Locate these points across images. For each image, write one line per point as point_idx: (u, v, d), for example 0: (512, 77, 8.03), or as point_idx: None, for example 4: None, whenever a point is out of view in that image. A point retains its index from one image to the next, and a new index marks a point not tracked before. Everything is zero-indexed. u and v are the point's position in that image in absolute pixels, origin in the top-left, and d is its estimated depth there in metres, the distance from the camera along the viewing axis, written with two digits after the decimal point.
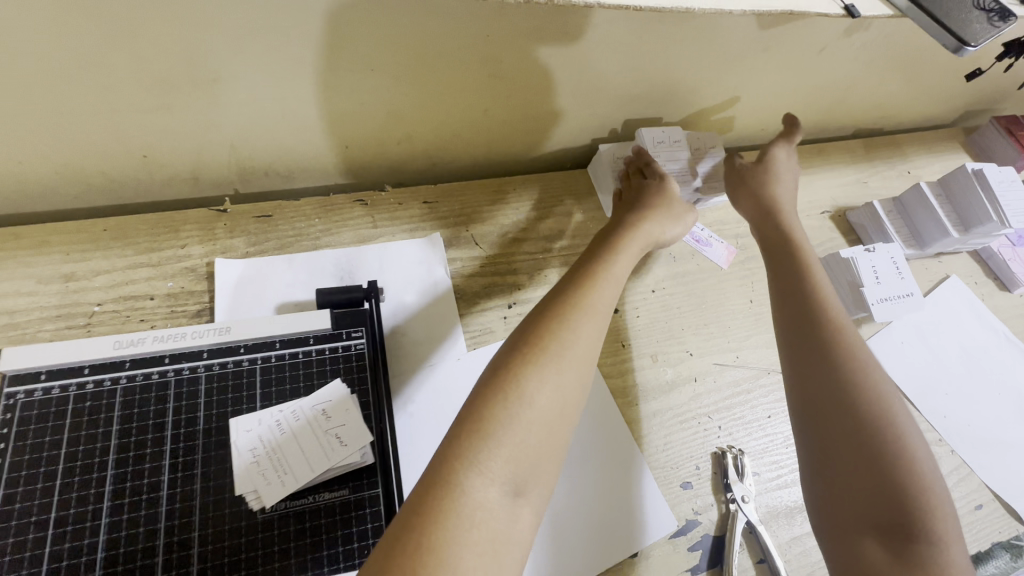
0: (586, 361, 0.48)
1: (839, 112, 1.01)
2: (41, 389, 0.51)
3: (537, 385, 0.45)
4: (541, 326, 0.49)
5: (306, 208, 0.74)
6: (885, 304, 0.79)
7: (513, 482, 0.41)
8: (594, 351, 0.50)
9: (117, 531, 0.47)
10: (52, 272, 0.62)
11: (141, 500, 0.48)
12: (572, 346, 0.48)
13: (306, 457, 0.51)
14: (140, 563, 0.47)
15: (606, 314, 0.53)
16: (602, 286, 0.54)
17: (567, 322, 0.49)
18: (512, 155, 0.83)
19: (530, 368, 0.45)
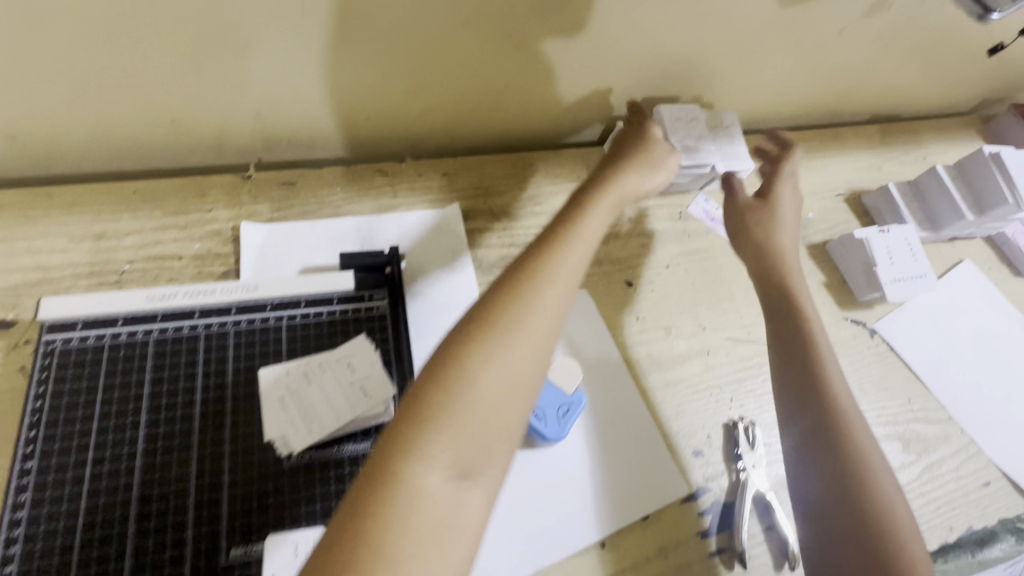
0: (535, 336, 0.47)
1: (856, 97, 1.01)
2: (78, 337, 0.53)
3: (481, 361, 0.45)
4: (499, 305, 0.49)
5: (328, 177, 0.75)
6: (898, 284, 0.81)
7: (458, 465, 0.42)
8: (551, 325, 0.49)
9: (151, 473, 0.49)
10: (84, 231, 0.63)
11: (173, 445, 0.50)
12: (527, 319, 0.48)
13: (331, 407, 0.53)
14: (172, 503, 0.48)
15: (564, 285, 0.51)
16: (559, 257, 0.53)
17: (514, 297, 0.49)
18: (531, 131, 0.84)
19: (482, 349, 0.46)
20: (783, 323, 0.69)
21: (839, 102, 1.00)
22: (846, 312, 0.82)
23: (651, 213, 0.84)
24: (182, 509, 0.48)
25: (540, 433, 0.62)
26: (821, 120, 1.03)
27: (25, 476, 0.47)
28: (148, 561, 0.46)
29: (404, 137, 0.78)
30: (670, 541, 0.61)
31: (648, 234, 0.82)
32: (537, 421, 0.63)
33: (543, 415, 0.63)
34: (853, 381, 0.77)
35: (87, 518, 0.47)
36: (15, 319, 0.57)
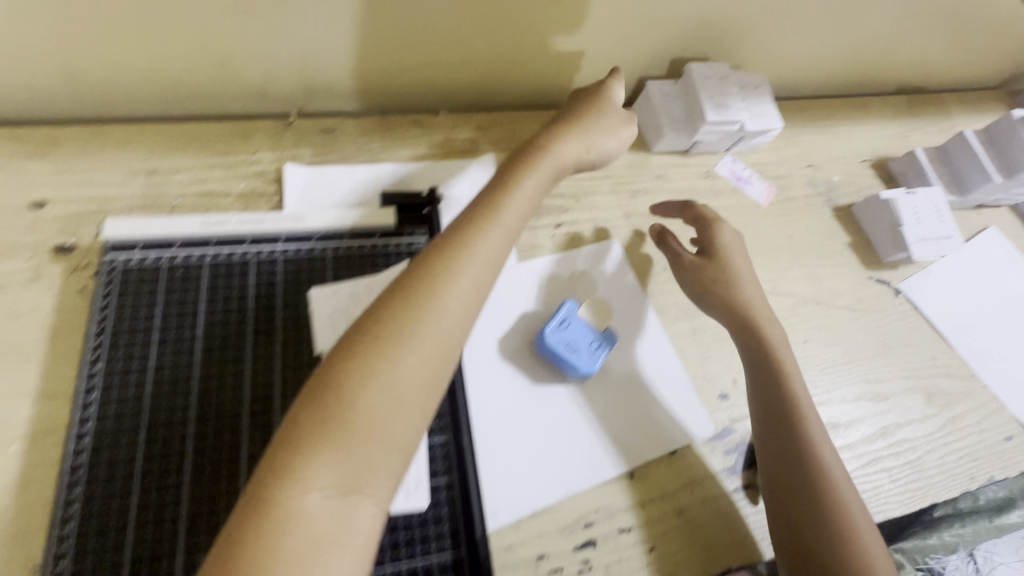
0: (428, 347, 0.45)
1: (885, 67, 1.01)
2: (138, 257, 0.55)
3: (365, 376, 0.43)
4: (402, 310, 0.46)
5: (366, 126, 0.77)
6: (924, 244, 0.82)
7: (338, 486, 0.40)
8: (447, 332, 0.46)
9: (207, 383, 0.52)
10: (137, 167, 0.66)
11: (227, 358, 0.53)
12: (418, 327, 0.45)
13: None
14: (228, 410, 0.51)
15: (462, 291, 0.49)
16: (462, 260, 0.50)
17: (408, 309, 0.46)
18: (562, 90, 0.86)
19: (373, 362, 0.43)
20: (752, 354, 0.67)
21: (868, 70, 1.00)
22: (870, 271, 0.83)
23: (678, 171, 0.85)
24: (238, 416, 0.51)
25: (573, 366, 0.63)
26: (848, 89, 1.04)
27: (93, 379, 0.50)
28: (208, 460, 0.49)
29: (439, 90, 0.80)
30: (698, 475, 0.63)
31: (676, 191, 0.83)
32: (570, 353, 0.63)
33: (576, 348, 0.64)
34: (877, 337, 0.78)
35: (150, 419, 0.49)
36: (75, 245, 0.60)
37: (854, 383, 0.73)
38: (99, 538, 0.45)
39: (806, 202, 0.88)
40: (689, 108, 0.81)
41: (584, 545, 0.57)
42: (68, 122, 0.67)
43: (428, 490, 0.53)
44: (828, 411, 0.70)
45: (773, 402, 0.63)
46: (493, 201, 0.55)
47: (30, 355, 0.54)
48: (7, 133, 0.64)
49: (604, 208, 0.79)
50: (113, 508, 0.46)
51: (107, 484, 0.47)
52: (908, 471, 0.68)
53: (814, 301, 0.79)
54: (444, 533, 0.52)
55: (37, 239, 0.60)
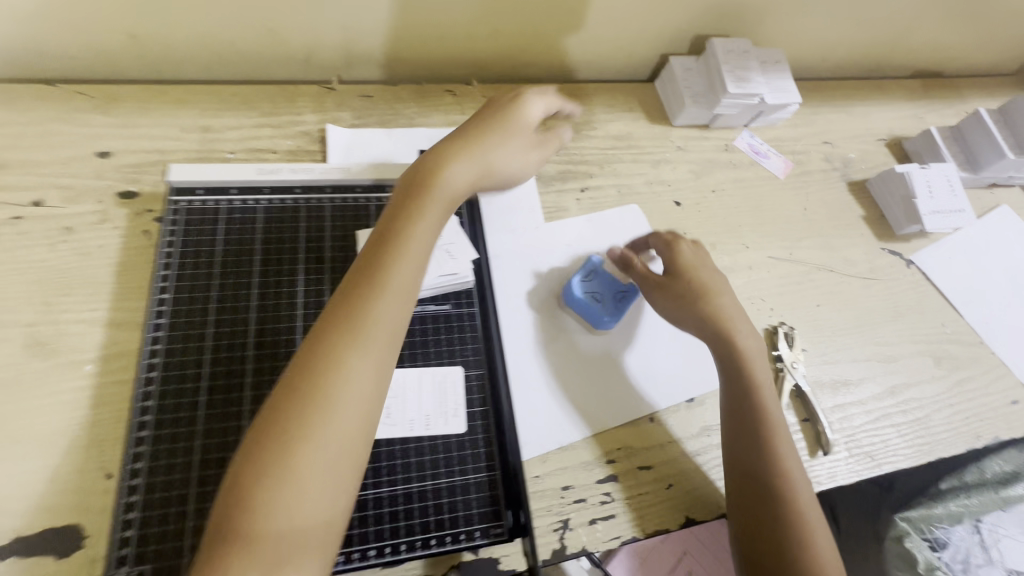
0: (352, 397, 0.43)
1: (903, 49, 1.03)
2: (199, 200, 0.59)
3: (284, 443, 0.40)
4: (291, 375, 0.43)
5: (402, 93, 0.81)
6: (936, 216, 0.84)
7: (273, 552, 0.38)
8: (370, 374, 0.44)
9: (264, 313, 0.56)
10: (192, 123, 0.71)
11: (282, 293, 0.57)
12: (337, 378, 0.43)
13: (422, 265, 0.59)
14: (283, 338, 0.55)
15: (384, 330, 0.46)
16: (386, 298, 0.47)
17: (329, 365, 0.43)
18: (588, 64, 0.89)
19: (287, 426, 0.41)
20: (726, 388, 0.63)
21: (886, 52, 1.03)
22: (883, 243, 0.86)
23: (698, 143, 0.88)
24: (292, 344, 0.55)
25: (598, 317, 0.66)
26: (866, 71, 1.06)
27: (161, 306, 0.54)
28: (266, 381, 0.53)
29: (471, 60, 0.83)
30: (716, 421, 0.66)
31: (695, 162, 0.87)
32: (595, 304, 0.67)
33: (601, 299, 0.67)
34: (889, 304, 0.81)
35: (213, 343, 0.53)
36: (138, 191, 0.65)
37: (865, 345, 0.76)
38: (169, 445, 0.49)
39: (822, 176, 0.91)
40: (711, 82, 0.85)
41: (607, 479, 0.60)
42: (128, 81, 0.72)
43: (464, 416, 0.56)
44: (838, 369, 0.73)
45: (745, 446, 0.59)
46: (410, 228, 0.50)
47: (100, 287, 0.59)
48: (75, 89, 0.69)
49: (627, 176, 0.83)
50: (183, 420, 0.50)
51: (177, 398, 0.51)
52: (915, 427, 0.71)
53: (828, 268, 0.82)
54: (480, 455, 0.55)
55: (104, 185, 0.64)
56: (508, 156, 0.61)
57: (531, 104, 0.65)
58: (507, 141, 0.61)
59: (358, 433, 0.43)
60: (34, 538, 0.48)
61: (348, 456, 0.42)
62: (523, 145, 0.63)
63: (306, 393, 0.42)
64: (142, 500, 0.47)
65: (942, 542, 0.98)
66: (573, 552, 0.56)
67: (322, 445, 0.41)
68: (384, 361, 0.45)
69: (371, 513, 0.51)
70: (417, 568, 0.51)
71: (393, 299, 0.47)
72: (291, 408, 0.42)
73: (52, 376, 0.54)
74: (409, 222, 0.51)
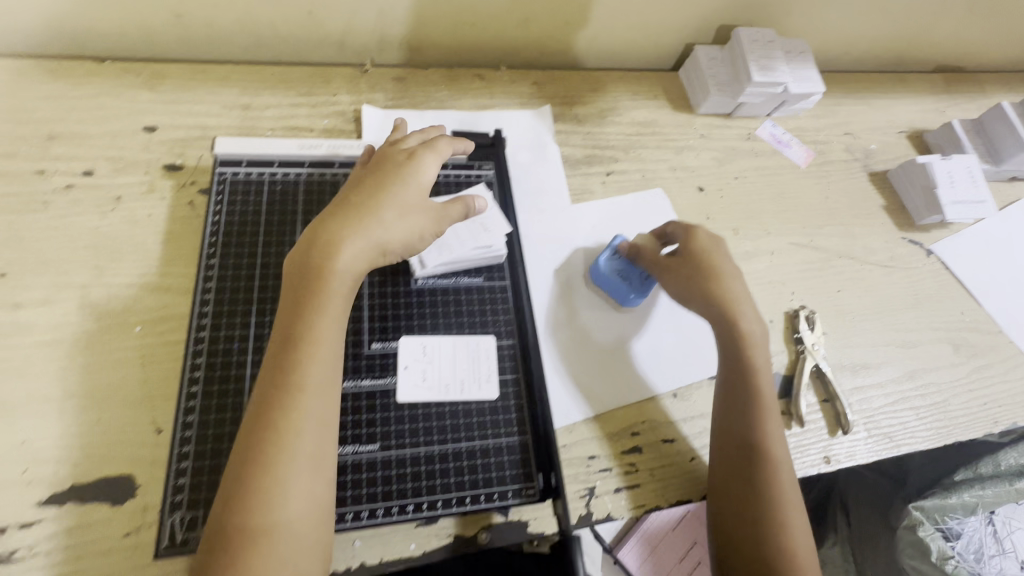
0: (315, 403, 0.46)
1: (926, 43, 1.04)
2: (244, 172, 0.62)
3: (263, 456, 0.43)
4: (253, 402, 0.46)
5: (433, 77, 0.83)
6: (958, 206, 0.84)
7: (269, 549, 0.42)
8: (330, 381, 0.48)
9: None
10: (233, 102, 0.73)
11: None
12: (300, 390, 0.46)
13: (459, 238, 0.61)
14: None
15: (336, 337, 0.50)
16: (335, 305, 0.50)
17: (294, 380, 0.46)
18: (614, 53, 0.91)
19: (262, 440, 0.44)
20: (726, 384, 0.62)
21: (909, 46, 1.03)
22: (904, 232, 0.87)
23: (721, 131, 0.90)
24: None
25: (626, 295, 0.69)
26: (888, 65, 1.07)
27: (210, 271, 0.57)
28: None
29: (500, 47, 0.85)
30: None
31: (718, 149, 0.88)
32: (622, 281, 0.68)
33: (627, 276, 0.69)
34: (908, 291, 0.82)
35: (259, 307, 0.56)
36: (183, 164, 0.67)
37: (885, 331, 0.77)
38: (219, 400, 0.52)
39: (843, 166, 0.92)
40: (736, 71, 0.86)
41: (631, 451, 0.62)
42: (172, 59, 0.75)
43: (497, 382, 0.58)
44: (859, 353, 0.75)
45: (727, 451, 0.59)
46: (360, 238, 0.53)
47: (148, 254, 0.61)
48: (123, 66, 0.72)
49: (651, 162, 0.84)
50: (231, 378, 0.53)
51: (225, 357, 0.53)
52: (933, 411, 0.72)
53: (848, 255, 0.83)
54: (512, 419, 0.57)
55: (150, 157, 0.67)
56: (405, 228, 0.55)
57: (427, 164, 0.59)
58: (402, 209, 0.55)
59: (316, 482, 0.45)
60: (88, 485, 0.50)
61: (312, 503, 0.44)
62: (417, 214, 0.56)
63: (248, 464, 0.43)
64: (195, 449, 0.50)
65: (955, 532, 0.96)
66: (599, 518, 0.58)
67: (281, 504, 0.43)
68: (326, 415, 0.47)
69: (408, 471, 0.53)
70: (450, 527, 0.54)
71: (323, 359, 0.48)
72: (240, 478, 0.43)
73: (104, 335, 0.56)
74: (327, 282, 0.50)
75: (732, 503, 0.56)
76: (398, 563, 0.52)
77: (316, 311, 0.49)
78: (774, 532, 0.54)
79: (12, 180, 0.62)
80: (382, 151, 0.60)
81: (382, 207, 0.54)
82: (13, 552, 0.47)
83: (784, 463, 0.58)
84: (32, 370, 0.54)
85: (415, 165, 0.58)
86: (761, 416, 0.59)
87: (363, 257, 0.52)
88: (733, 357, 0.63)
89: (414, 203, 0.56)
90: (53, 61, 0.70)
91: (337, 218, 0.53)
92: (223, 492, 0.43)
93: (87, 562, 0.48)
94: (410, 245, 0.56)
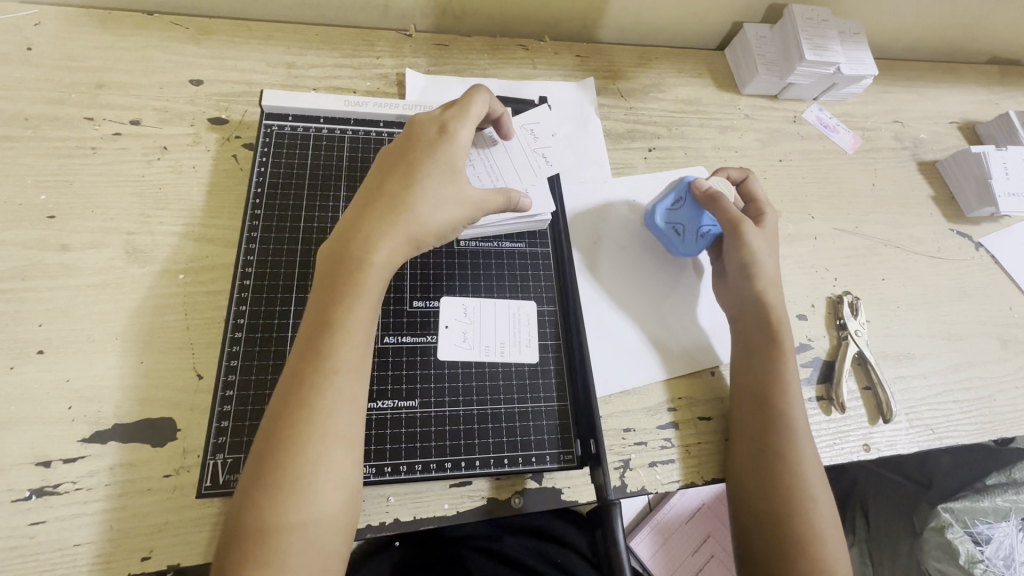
0: (346, 396, 0.44)
1: (988, 34, 0.98)
2: (290, 126, 0.64)
3: (289, 451, 0.42)
4: (279, 391, 0.44)
5: (477, 45, 0.82)
6: (1014, 198, 0.81)
7: (294, 541, 0.40)
8: (359, 374, 0.46)
9: None
10: (278, 60, 0.73)
11: None
12: (327, 382, 0.44)
13: (515, 171, 0.63)
14: None
15: (365, 326, 0.47)
16: (366, 296, 0.47)
17: (322, 371, 0.44)
18: (659, 30, 0.88)
19: (287, 432, 0.42)
20: (743, 372, 0.60)
21: (965, 36, 0.98)
22: (952, 224, 0.85)
23: (767, 113, 0.87)
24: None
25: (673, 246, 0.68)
26: (941, 56, 1.02)
27: (255, 221, 0.58)
28: None
29: (544, 17, 0.83)
30: None
31: (762, 131, 0.86)
32: (675, 235, 0.68)
33: (683, 231, 0.67)
34: (954, 283, 0.79)
35: (303, 260, 0.58)
36: (228, 119, 0.67)
37: (928, 323, 0.75)
38: (261, 348, 0.53)
39: (891, 154, 0.89)
40: (786, 50, 0.83)
41: (667, 425, 0.61)
42: (219, 15, 0.74)
43: (537, 346, 0.59)
44: (902, 344, 0.73)
45: (749, 450, 0.56)
46: (391, 223, 0.49)
47: (192, 204, 0.61)
48: (171, 20, 0.72)
49: (694, 140, 0.82)
50: (274, 327, 0.54)
51: (268, 306, 0.55)
52: (979, 405, 0.70)
53: (894, 244, 0.81)
54: (551, 384, 0.57)
55: (196, 110, 0.67)
56: (438, 222, 0.52)
57: (461, 142, 0.55)
58: (436, 200, 0.52)
59: (346, 466, 0.43)
60: (130, 426, 0.51)
61: (341, 488, 0.43)
62: (452, 204, 0.53)
63: (280, 447, 0.42)
64: (239, 380, 0.51)
65: (985, 537, 0.81)
66: (633, 490, 0.57)
67: (310, 486, 0.41)
68: (357, 400, 0.45)
69: (447, 429, 0.53)
70: (484, 490, 0.53)
71: (355, 343, 0.46)
72: (270, 462, 0.41)
73: (148, 282, 0.57)
74: (360, 267, 0.48)
75: (746, 481, 0.55)
76: (431, 522, 0.52)
77: (346, 296, 0.47)
78: (794, 514, 0.52)
79: (62, 125, 0.62)
80: (414, 128, 0.56)
81: (417, 202, 0.51)
82: (57, 485, 0.48)
83: (805, 446, 0.55)
84: (78, 311, 0.54)
85: (450, 146, 0.54)
86: (782, 399, 0.57)
87: (398, 247, 0.50)
88: (757, 332, 0.61)
89: (449, 197, 0.52)
90: (103, 11, 0.70)
91: (368, 206, 0.51)
92: (250, 474, 0.42)
93: (128, 500, 0.48)
94: (439, 240, 0.53)
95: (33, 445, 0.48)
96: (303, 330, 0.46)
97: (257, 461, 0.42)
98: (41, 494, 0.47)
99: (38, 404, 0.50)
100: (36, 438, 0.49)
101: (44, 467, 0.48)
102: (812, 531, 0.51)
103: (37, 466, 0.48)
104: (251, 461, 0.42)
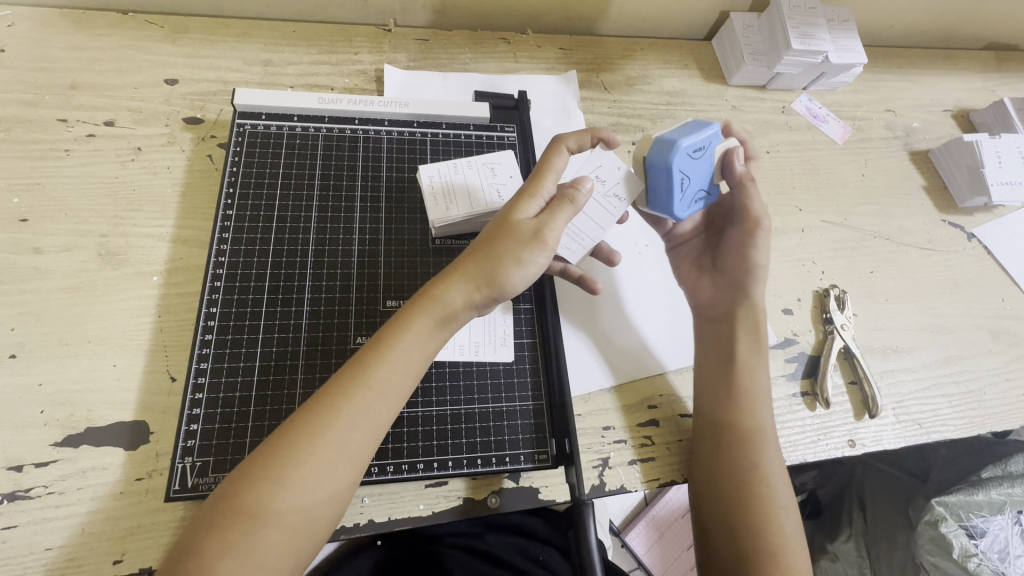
0: (376, 424, 0.45)
1: (985, 18, 0.95)
2: (263, 125, 0.63)
3: (308, 454, 0.42)
4: (319, 394, 0.45)
5: (457, 39, 0.80)
6: (1006, 187, 0.79)
7: (281, 540, 0.40)
8: (396, 404, 0.46)
9: (325, 234, 0.60)
10: (254, 58, 0.72)
11: (340, 218, 0.61)
12: (365, 406, 0.44)
13: (590, 216, 0.59)
14: (340, 259, 0.59)
15: (414, 358, 0.47)
16: (419, 328, 0.47)
17: (363, 392, 0.45)
18: (644, 20, 0.86)
19: (316, 442, 0.42)
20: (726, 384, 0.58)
21: (961, 21, 0.95)
22: (944, 214, 0.83)
23: (755, 104, 0.86)
24: (350, 266, 0.59)
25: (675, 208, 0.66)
26: (936, 42, 1.00)
27: (227, 222, 0.58)
28: (324, 299, 0.57)
29: (525, 10, 0.81)
30: None
31: (749, 122, 0.84)
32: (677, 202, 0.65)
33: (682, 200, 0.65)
34: (946, 275, 0.78)
35: (275, 261, 0.57)
36: (203, 118, 0.67)
37: (918, 316, 0.74)
38: (232, 350, 0.53)
39: (882, 144, 0.87)
40: (773, 38, 0.81)
41: (647, 423, 0.60)
42: (194, 13, 0.73)
43: (512, 345, 0.58)
44: (891, 338, 0.71)
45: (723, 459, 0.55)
46: (457, 264, 0.49)
47: (165, 206, 0.61)
48: (146, 19, 0.71)
49: None
50: (245, 328, 0.54)
51: (240, 307, 0.55)
52: (967, 399, 0.69)
53: (884, 235, 0.79)
54: (526, 383, 0.57)
55: (172, 110, 0.66)
56: (499, 261, 0.48)
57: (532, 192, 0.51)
58: (495, 240, 0.49)
59: (347, 484, 0.43)
60: (103, 428, 0.51)
61: (332, 501, 0.43)
62: (511, 245, 0.48)
63: (301, 449, 0.42)
64: (209, 383, 0.51)
65: (980, 530, 0.80)
66: (611, 489, 0.57)
67: (307, 489, 0.41)
68: (380, 422, 0.45)
69: (421, 430, 0.53)
70: (460, 489, 0.53)
71: (399, 371, 0.46)
72: (285, 460, 0.41)
73: (121, 284, 0.56)
74: (424, 300, 0.48)
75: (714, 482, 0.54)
76: (406, 522, 0.52)
77: (403, 326, 0.47)
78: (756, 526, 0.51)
79: (35, 127, 0.62)
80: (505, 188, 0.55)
81: (481, 246, 0.49)
82: (29, 489, 0.48)
83: (764, 462, 0.54)
84: (50, 315, 0.54)
85: (530, 196, 0.51)
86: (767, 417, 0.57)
87: (455, 288, 0.48)
88: (743, 335, 0.60)
89: (511, 236, 0.48)
90: (76, 10, 0.70)
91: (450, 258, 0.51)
92: (257, 461, 0.42)
93: (102, 502, 0.48)
94: (507, 281, 0.48)
95: (5, 449, 0.48)
96: (362, 350, 0.47)
97: (270, 444, 0.42)
98: (13, 498, 0.47)
99: (10, 408, 0.50)
100: (6, 442, 0.49)
101: (16, 471, 0.48)
102: (772, 542, 0.50)
103: (9, 471, 0.48)
104: (264, 450, 0.42)
